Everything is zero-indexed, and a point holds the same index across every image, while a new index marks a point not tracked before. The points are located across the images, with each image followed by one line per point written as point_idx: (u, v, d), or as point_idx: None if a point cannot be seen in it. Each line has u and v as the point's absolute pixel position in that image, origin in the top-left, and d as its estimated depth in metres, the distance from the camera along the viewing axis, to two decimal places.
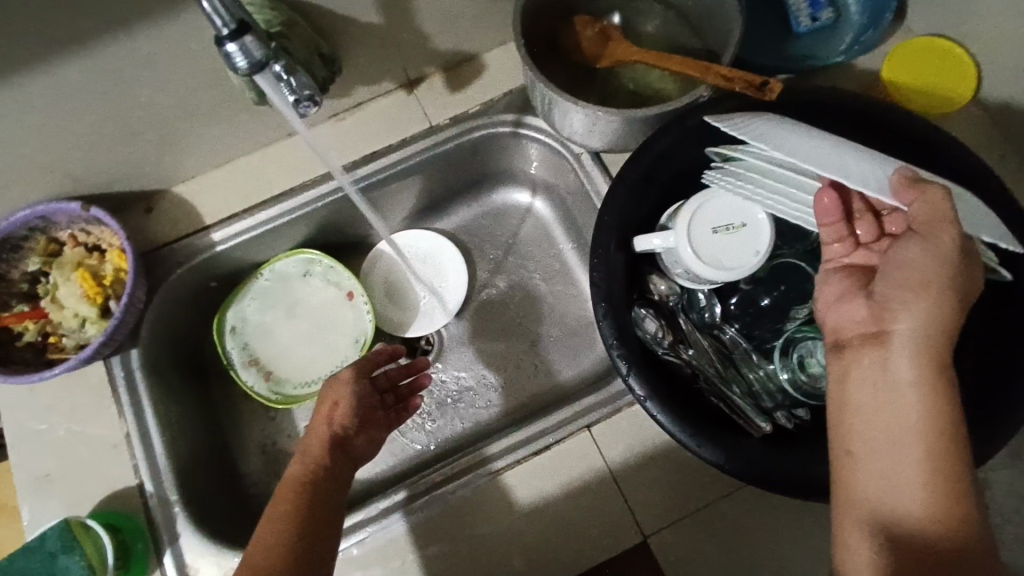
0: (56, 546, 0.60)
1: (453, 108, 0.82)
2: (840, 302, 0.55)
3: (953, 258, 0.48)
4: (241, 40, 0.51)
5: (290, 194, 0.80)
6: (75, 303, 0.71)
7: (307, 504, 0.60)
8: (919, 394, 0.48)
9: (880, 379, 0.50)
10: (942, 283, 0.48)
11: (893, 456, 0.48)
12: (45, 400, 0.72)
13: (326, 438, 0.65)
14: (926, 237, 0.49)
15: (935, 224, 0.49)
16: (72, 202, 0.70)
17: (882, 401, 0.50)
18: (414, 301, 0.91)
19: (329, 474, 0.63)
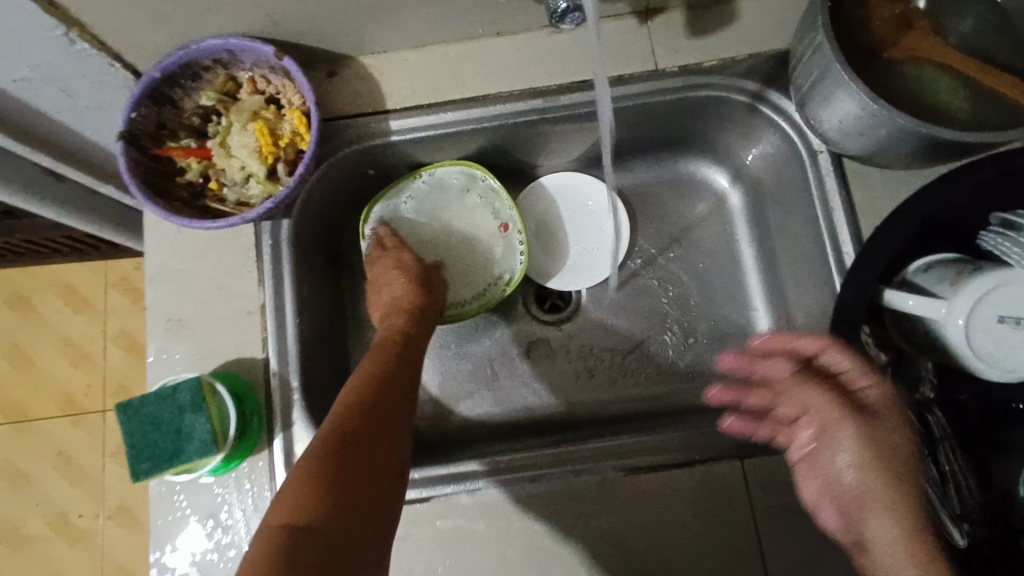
0: (187, 401, 0.58)
1: (688, 55, 0.70)
2: (815, 491, 0.55)
3: (860, 431, 0.52)
4: None
5: (481, 100, 0.71)
6: (244, 155, 0.66)
7: (361, 417, 0.58)
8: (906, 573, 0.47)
9: (869, 534, 0.51)
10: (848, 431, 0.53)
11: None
12: (190, 245, 0.69)
13: (403, 315, 0.71)
14: (856, 426, 0.52)
15: (836, 418, 0.53)
16: (266, 45, 0.64)
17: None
18: (562, 249, 0.83)
19: (392, 364, 0.65)
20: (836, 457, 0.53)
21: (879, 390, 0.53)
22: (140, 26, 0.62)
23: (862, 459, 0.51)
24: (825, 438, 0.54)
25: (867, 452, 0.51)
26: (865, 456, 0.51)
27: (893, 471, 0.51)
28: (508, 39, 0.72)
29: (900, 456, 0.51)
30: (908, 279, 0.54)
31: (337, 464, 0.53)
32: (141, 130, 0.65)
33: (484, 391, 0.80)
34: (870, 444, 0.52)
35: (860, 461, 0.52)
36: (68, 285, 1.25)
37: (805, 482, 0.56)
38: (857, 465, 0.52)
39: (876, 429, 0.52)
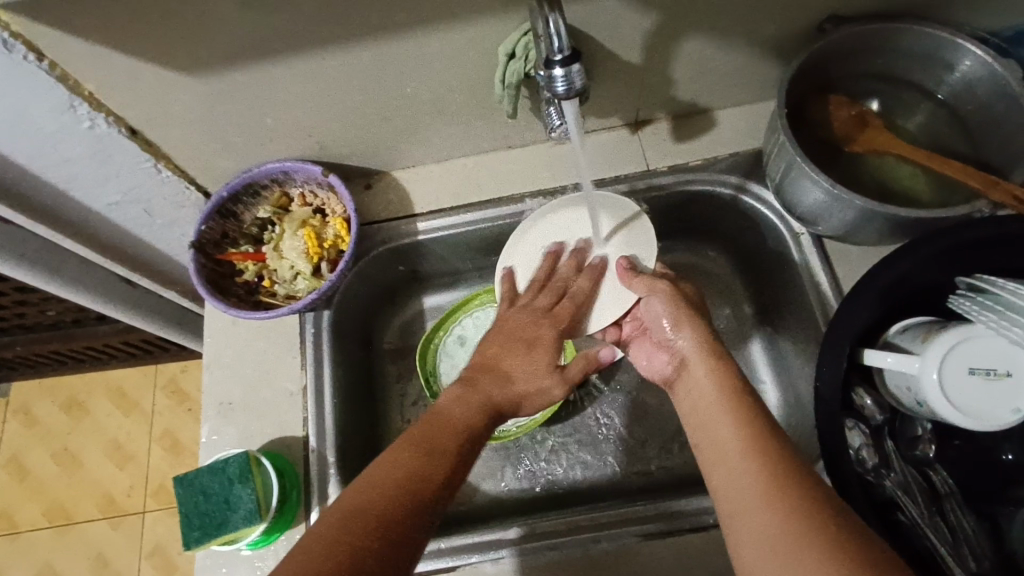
0: (236, 473, 0.64)
1: (676, 157, 0.80)
2: (644, 357, 0.71)
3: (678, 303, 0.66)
4: (568, 67, 0.54)
5: (496, 203, 0.82)
6: (294, 256, 0.77)
7: (393, 493, 0.53)
8: (732, 430, 0.54)
9: (700, 404, 0.59)
10: (665, 293, 0.67)
11: (742, 503, 0.49)
12: (242, 334, 0.78)
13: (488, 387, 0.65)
14: (660, 294, 0.67)
15: (654, 284, 0.68)
16: (316, 166, 0.77)
17: (711, 452, 0.55)
18: None
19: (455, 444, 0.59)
20: (657, 315, 0.67)
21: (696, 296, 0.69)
22: (216, 155, 0.75)
23: (671, 323, 0.65)
24: (655, 315, 0.68)
25: (665, 303, 0.67)
26: (673, 300, 0.66)
27: (699, 328, 0.63)
28: (519, 151, 0.84)
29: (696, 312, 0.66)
30: (890, 340, 0.59)
31: (354, 538, 0.49)
32: (208, 239, 0.77)
33: (506, 468, 0.82)
34: (675, 299, 0.66)
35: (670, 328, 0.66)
36: (120, 388, 1.36)
37: (658, 362, 0.69)
38: (677, 334, 0.65)
39: (680, 291, 0.68)
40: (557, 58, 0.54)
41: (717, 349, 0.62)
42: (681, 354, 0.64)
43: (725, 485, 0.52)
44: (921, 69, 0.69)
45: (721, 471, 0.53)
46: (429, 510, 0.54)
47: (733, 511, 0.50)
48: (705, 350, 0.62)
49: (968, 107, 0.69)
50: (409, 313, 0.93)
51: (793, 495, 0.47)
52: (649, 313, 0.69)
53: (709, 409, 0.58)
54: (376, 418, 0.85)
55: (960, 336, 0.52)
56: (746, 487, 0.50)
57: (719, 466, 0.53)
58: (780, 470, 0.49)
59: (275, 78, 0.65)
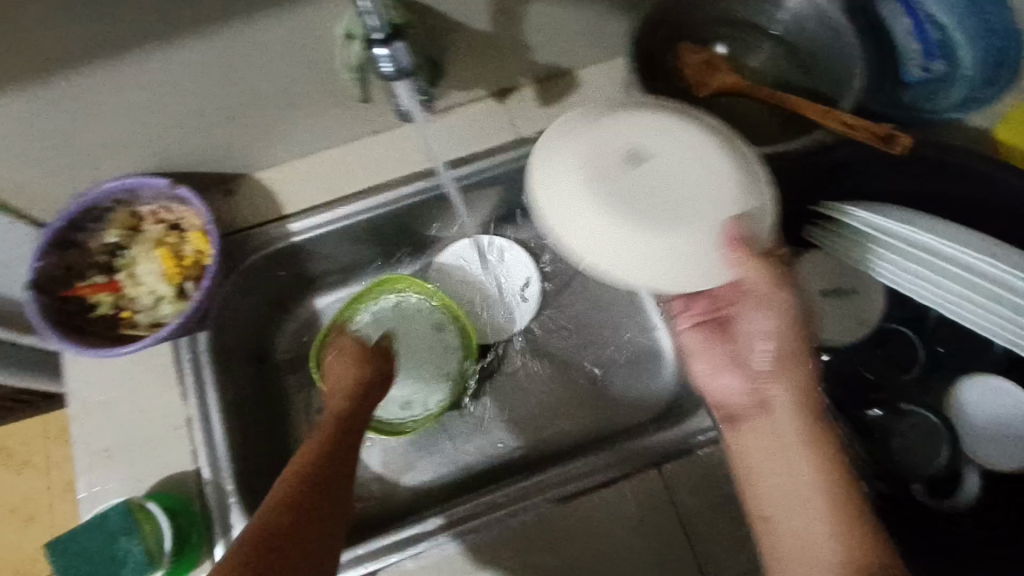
0: (119, 526, 0.59)
1: (545, 122, 0.80)
2: (709, 350, 0.62)
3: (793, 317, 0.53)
4: (391, 45, 0.52)
5: (369, 193, 0.79)
6: (153, 281, 0.73)
7: (282, 537, 0.52)
8: (809, 464, 0.53)
9: (766, 437, 0.56)
10: (777, 307, 0.52)
11: (800, 529, 0.52)
12: (110, 373, 0.72)
13: (346, 395, 0.66)
14: (765, 310, 0.53)
15: (768, 295, 0.52)
16: (161, 179, 0.70)
17: (783, 468, 0.54)
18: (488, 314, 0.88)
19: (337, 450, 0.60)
20: (760, 329, 0.55)
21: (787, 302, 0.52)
22: (41, 181, 0.67)
23: (777, 352, 0.55)
24: (760, 331, 0.55)
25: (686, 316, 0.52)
26: (782, 323, 0.54)
27: (803, 370, 0.54)
28: (386, 135, 0.81)
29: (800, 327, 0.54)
30: None
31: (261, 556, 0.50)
32: (48, 276, 0.69)
33: (423, 457, 0.81)
34: (781, 324, 0.54)
35: (775, 348, 0.55)
36: (3, 448, 1.21)
37: (724, 383, 0.60)
38: (773, 353, 0.55)
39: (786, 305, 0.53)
40: (376, 37, 0.51)
41: (814, 382, 0.55)
42: (763, 392, 0.56)
43: (796, 533, 0.52)
44: (756, 10, 0.72)
45: (785, 497, 0.53)
46: (322, 502, 0.56)
47: (779, 546, 0.53)
48: (803, 402, 0.54)
49: (802, 43, 0.72)
50: (301, 319, 0.88)
51: (854, 530, 0.49)
52: (758, 328, 0.55)
53: (795, 452, 0.54)
54: (280, 435, 0.81)
55: None
56: (818, 541, 0.50)
57: (789, 486, 0.53)
58: (853, 523, 0.50)
59: (85, 90, 0.58)
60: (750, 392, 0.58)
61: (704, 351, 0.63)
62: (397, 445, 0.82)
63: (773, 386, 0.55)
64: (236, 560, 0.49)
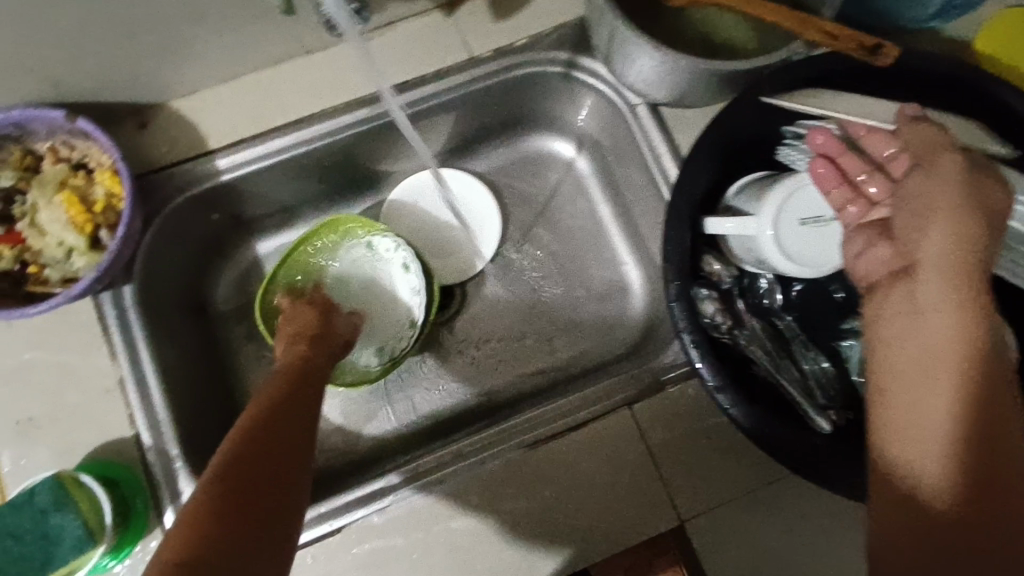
0: (48, 502, 0.54)
1: (499, 38, 0.72)
2: (866, 252, 0.51)
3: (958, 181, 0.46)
4: None
5: (304, 123, 0.70)
6: (60, 231, 0.63)
7: (249, 452, 0.48)
8: (950, 316, 0.44)
9: (900, 311, 0.47)
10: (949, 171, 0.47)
11: (923, 387, 0.43)
12: (26, 335, 0.64)
13: (308, 339, 0.64)
14: (925, 169, 0.48)
15: (929, 148, 0.49)
16: (54, 110, 0.60)
17: (906, 331, 0.46)
18: (447, 254, 0.83)
19: (300, 386, 0.57)
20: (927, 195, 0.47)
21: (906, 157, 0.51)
22: None
23: (929, 207, 0.47)
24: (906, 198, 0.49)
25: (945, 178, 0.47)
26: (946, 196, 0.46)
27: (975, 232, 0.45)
28: (320, 55, 0.72)
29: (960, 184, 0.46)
30: (729, 204, 0.58)
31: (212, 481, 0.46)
32: None
33: (385, 406, 0.78)
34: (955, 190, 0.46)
35: (928, 200, 0.47)
36: None
37: (879, 258, 0.50)
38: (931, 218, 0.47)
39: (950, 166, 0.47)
40: None
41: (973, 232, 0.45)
42: (914, 253, 0.47)
43: (909, 402, 0.43)
44: None
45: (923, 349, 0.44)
46: (289, 429, 0.52)
47: (888, 422, 0.44)
48: (955, 252, 0.45)
49: None
50: (242, 266, 0.81)
51: (983, 402, 0.41)
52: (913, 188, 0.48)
53: (904, 312, 0.46)
54: (229, 391, 0.76)
55: (788, 190, 0.53)
56: (934, 402, 0.42)
57: (918, 337, 0.45)
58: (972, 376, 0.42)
59: None
60: (899, 256, 0.49)
61: (858, 235, 0.52)
62: (357, 395, 0.78)
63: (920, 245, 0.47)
64: (202, 489, 0.45)
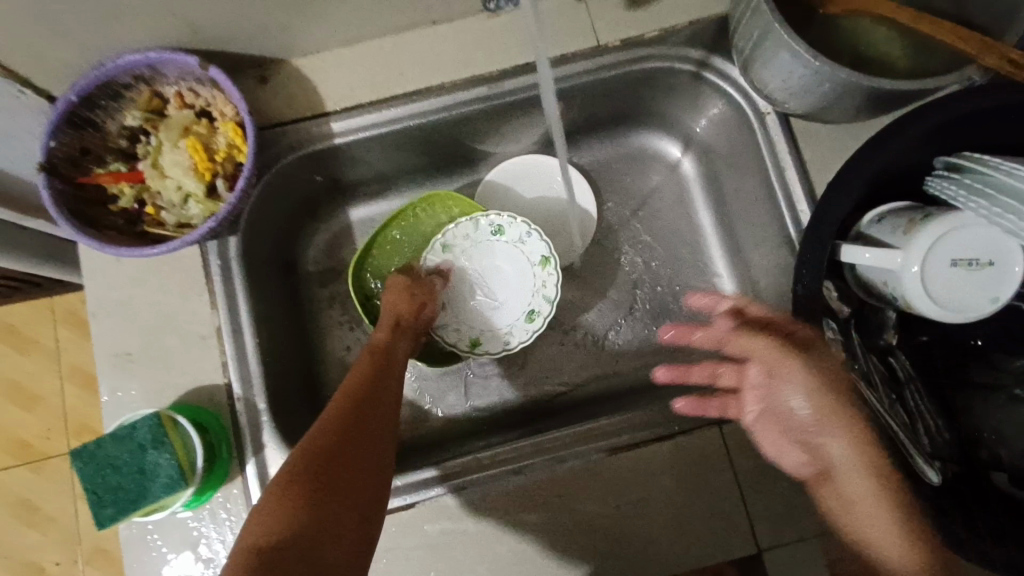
0: (147, 438, 0.56)
1: (628, 29, 0.69)
2: (777, 442, 0.56)
3: (825, 389, 0.52)
4: None
5: (423, 94, 0.69)
6: (180, 175, 0.64)
7: (329, 449, 0.52)
8: (883, 511, 0.48)
9: (844, 511, 0.51)
10: (836, 390, 0.52)
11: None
12: (131, 272, 0.66)
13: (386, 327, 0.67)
14: (789, 365, 0.53)
15: (776, 360, 0.53)
16: (189, 56, 0.61)
17: (876, 520, 0.48)
18: None
19: (378, 378, 0.60)
20: (788, 397, 0.54)
21: (812, 366, 0.52)
22: (47, 44, 0.58)
23: (815, 407, 0.52)
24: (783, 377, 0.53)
25: (811, 389, 0.52)
26: (817, 390, 0.52)
27: (848, 416, 0.51)
28: (443, 27, 0.70)
29: (848, 395, 0.52)
30: (864, 232, 0.55)
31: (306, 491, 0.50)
32: (63, 157, 0.61)
33: (458, 387, 0.77)
34: (817, 381, 0.52)
35: (812, 406, 0.52)
36: (10, 326, 1.14)
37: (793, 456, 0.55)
38: (811, 404, 0.52)
39: (818, 364, 0.52)
40: None
41: (842, 397, 0.51)
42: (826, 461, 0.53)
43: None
44: None
45: (867, 527, 0.49)
46: (365, 424, 0.56)
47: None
48: (867, 459, 0.50)
49: None
50: (334, 228, 0.81)
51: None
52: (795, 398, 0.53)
53: (861, 500, 0.49)
54: (309, 352, 0.76)
55: (948, 226, 0.49)
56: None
57: (874, 527, 0.48)
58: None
59: None
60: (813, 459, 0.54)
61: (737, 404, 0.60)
62: (432, 372, 0.78)
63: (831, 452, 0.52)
64: (277, 499, 0.49)
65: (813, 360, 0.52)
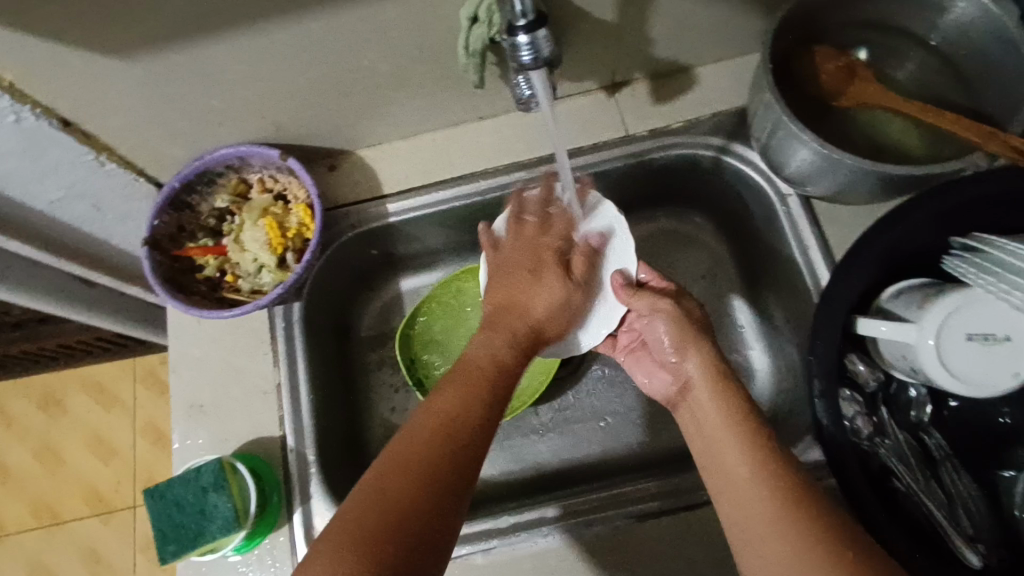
0: (210, 481, 0.61)
1: (655, 121, 0.76)
2: (645, 367, 0.70)
3: (682, 325, 0.64)
4: (533, 32, 0.49)
5: (469, 179, 0.78)
6: (256, 249, 0.74)
7: (416, 479, 0.48)
8: (722, 415, 0.57)
9: (700, 431, 0.58)
10: (698, 325, 0.65)
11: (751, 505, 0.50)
12: (209, 333, 0.74)
13: (505, 337, 0.61)
14: (660, 316, 0.66)
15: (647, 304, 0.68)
16: (273, 149, 0.71)
17: (729, 451, 0.54)
18: None
19: (484, 399, 0.55)
20: (659, 337, 0.66)
21: (658, 301, 0.67)
22: (161, 142, 0.70)
23: (673, 339, 0.64)
24: (652, 329, 0.67)
25: (669, 318, 0.65)
26: (676, 322, 0.65)
27: (698, 339, 0.63)
28: (489, 121, 0.80)
29: (700, 324, 0.65)
30: (882, 306, 0.56)
31: (370, 529, 0.45)
32: (163, 234, 0.72)
33: (495, 451, 0.80)
34: (674, 318, 0.65)
35: (674, 337, 0.64)
36: (98, 383, 1.26)
37: (659, 380, 0.68)
38: (675, 344, 0.64)
39: (685, 308, 0.66)
40: (521, 23, 0.48)
41: (722, 369, 0.60)
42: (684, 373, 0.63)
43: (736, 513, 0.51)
44: (911, 15, 0.64)
45: (719, 473, 0.54)
46: (462, 459, 0.50)
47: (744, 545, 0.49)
48: (710, 372, 0.60)
49: (961, 56, 0.64)
50: (386, 297, 0.89)
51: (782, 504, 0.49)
52: (652, 328, 0.67)
53: (713, 423, 0.57)
54: (357, 410, 0.82)
55: (961, 302, 0.51)
56: (757, 517, 0.49)
57: (726, 461, 0.54)
58: (793, 505, 0.48)
59: (215, 57, 0.59)
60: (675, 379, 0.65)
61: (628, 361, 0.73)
62: None
63: (689, 367, 0.62)
64: (342, 534, 0.45)
65: (668, 302, 0.66)
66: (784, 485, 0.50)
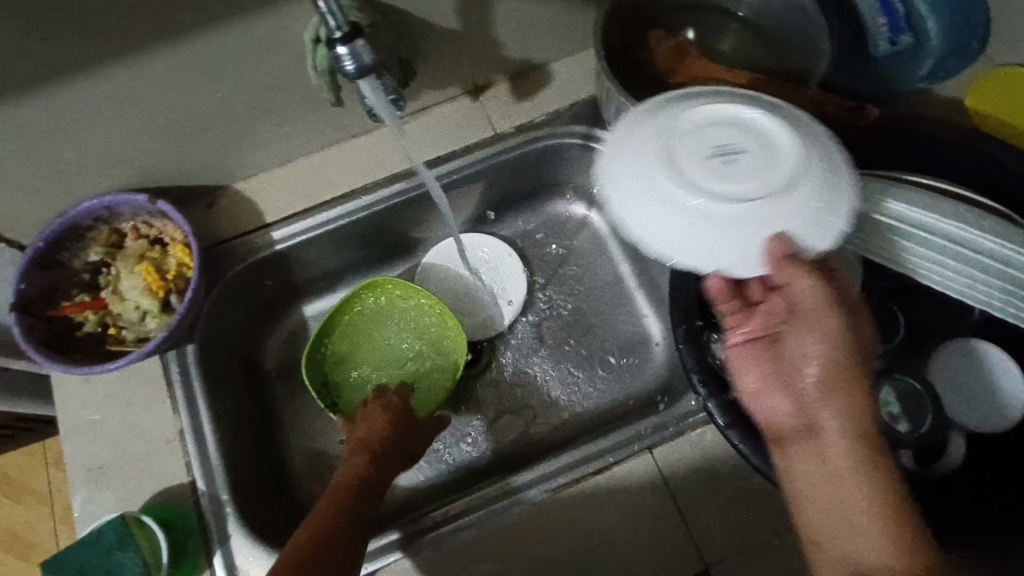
0: (113, 541, 0.60)
1: (520, 117, 0.80)
2: (770, 385, 0.52)
3: (843, 344, 0.48)
4: (352, 44, 0.50)
5: (350, 197, 0.79)
6: (137, 296, 0.72)
7: None
8: (846, 445, 0.48)
9: (815, 461, 0.49)
10: (828, 332, 0.48)
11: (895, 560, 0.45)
12: (100, 390, 0.72)
13: (361, 450, 0.67)
14: (810, 328, 0.49)
15: (813, 310, 0.48)
16: (140, 194, 0.70)
17: (829, 486, 0.48)
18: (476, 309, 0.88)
19: (344, 519, 0.61)
20: (804, 353, 0.49)
21: (801, 290, 0.48)
22: (16, 203, 0.67)
23: (833, 366, 0.48)
24: (792, 334, 0.50)
25: (830, 342, 0.48)
26: (834, 347, 0.48)
27: (848, 372, 0.48)
28: (363, 138, 0.81)
29: (837, 337, 0.48)
30: None
31: None
32: (33, 297, 0.69)
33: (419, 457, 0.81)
34: (829, 335, 0.48)
35: (830, 363, 0.48)
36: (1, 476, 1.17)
37: (778, 396, 0.52)
38: (823, 366, 0.48)
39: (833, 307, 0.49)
40: (337, 36, 0.50)
41: (847, 372, 0.48)
42: (812, 414, 0.49)
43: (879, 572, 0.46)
44: None
45: (827, 509, 0.48)
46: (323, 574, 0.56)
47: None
48: (859, 421, 0.47)
49: (769, 24, 0.71)
50: (290, 326, 0.89)
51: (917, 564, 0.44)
52: (801, 345, 0.49)
53: (841, 457, 0.48)
54: (275, 443, 0.81)
55: None
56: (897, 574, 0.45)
57: (833, 495, 0.48)
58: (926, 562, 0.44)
59: (55, 109, 0.58)
60: (794, 408, 0.50)
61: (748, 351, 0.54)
62: None
63: (824, 402, 0.48)
64: None
65: (832, 312, 0.48)
66: (904, 536, 0.46)
